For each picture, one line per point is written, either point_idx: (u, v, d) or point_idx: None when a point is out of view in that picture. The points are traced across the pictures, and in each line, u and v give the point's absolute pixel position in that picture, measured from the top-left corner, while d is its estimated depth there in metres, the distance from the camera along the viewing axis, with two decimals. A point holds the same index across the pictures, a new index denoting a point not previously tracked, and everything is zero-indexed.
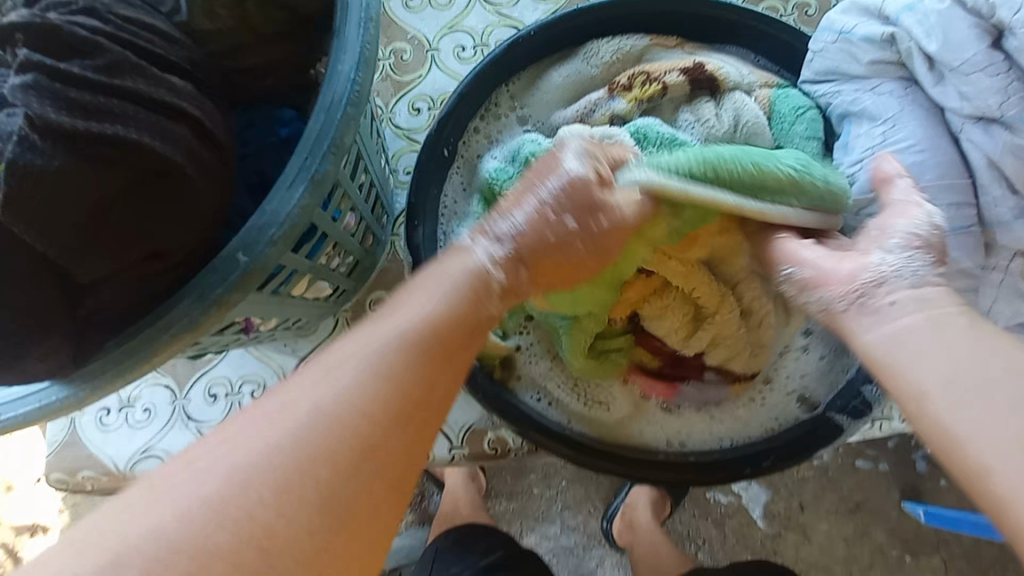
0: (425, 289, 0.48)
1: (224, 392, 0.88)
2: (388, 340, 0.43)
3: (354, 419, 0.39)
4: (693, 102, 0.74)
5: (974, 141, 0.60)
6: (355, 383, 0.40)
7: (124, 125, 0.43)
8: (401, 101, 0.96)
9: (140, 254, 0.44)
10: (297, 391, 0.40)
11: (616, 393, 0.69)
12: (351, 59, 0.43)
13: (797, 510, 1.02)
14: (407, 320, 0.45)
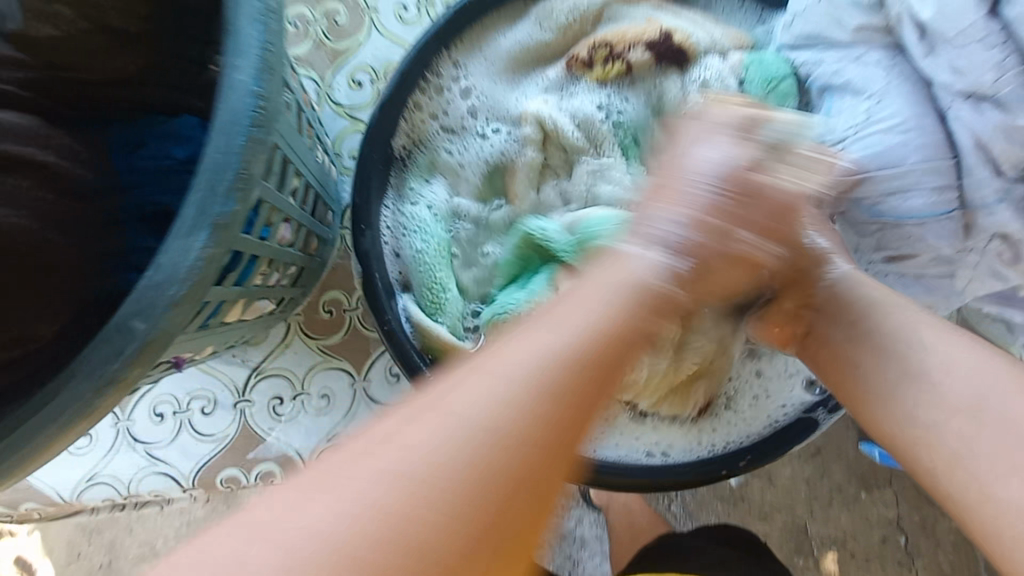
0: (579, 302, 0.43)
1: (171, 410, 0.82)
2: (598, 330, 0.41)
3: (525, 435, 0.36)
4: (660, 77, 0.67)
5: (961, 118, 0.54)
6: (529, 371, 0.38)
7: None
8: (339, 73, 0.85)
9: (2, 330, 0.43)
10: (495, 364, 0.39)
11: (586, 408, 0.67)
12: (248, 63, 0.35)
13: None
14: (546, 336, 0.40)
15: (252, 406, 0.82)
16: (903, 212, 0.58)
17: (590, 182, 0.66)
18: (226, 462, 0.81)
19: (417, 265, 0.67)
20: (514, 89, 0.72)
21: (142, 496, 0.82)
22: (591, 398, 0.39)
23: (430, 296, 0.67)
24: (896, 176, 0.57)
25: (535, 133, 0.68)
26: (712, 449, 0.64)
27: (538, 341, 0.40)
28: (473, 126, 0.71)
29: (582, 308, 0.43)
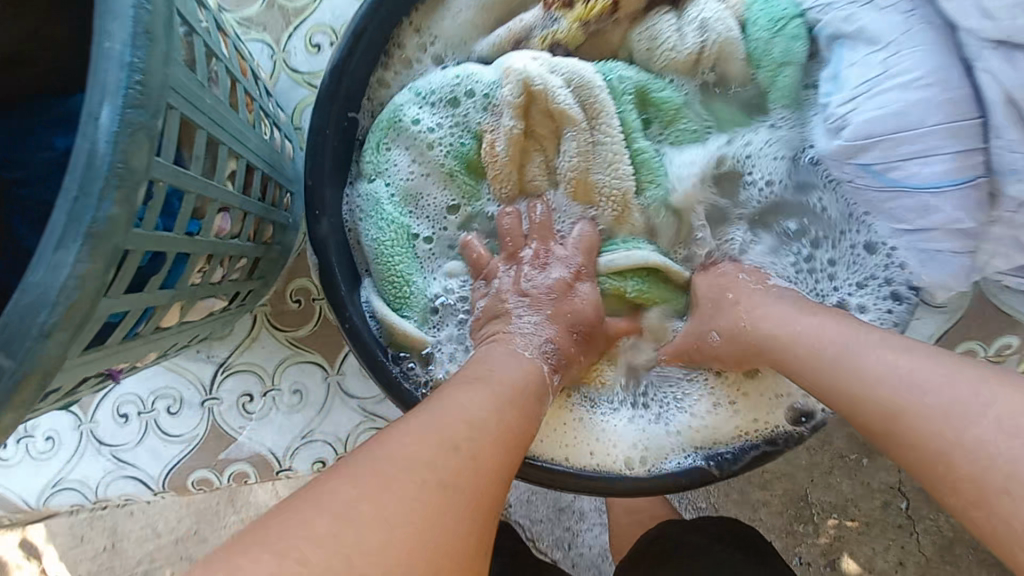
0: (476, 386, 0.51)
1: (136, 411, 0.77)
2: (500, 398, 0.50)
3: (410, 493, 0.40)
4: (647, 18, 0.59)
5: (990, 71, 0.48)
6: (494, 407, 0.49)
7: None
8: (295, 35, 0.77)
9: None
10: (399, 437, 0.44)
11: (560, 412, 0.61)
12: (123, 29, 0.28)
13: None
14: (464, 401, 0.48)
15: (221, 404, 0.77)
16: (915, 181, 0.52)
17: (580, 160, 0.59)
18: (197, 464, 0.77)
19: (379, 253, 0.61)
20: (481, 44, 0.63)
21: (113, 500, 0.79)
22: (529, 425, 0.51)
23: (391, 289, 0.61)
24: (913, 139, 0.50)
25: (514, 97, 0.58)
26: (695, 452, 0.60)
27: (474, 402, 0.49)
28: (448, 89, 0.59)
29: (511, 367, 0.54)
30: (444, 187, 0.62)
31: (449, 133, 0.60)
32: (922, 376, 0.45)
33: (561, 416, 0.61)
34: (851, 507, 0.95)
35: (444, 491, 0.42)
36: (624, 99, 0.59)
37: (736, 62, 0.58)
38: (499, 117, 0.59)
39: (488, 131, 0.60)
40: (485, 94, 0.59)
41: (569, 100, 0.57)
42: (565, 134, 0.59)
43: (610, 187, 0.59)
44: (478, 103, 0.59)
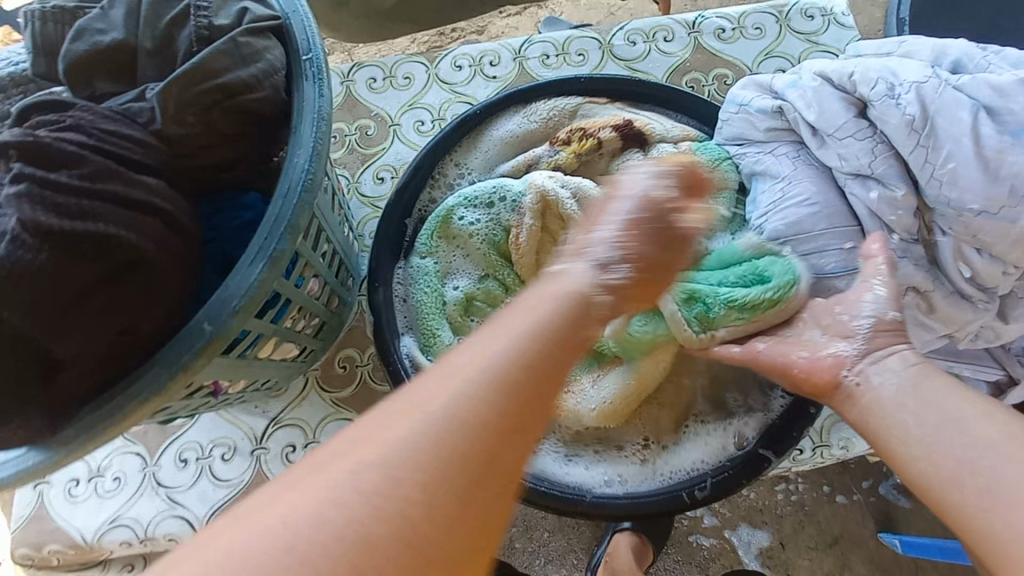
0: (495, 333, 0.43)
1: (195, 456, 0.90)
2: (539, 330, 0.44)
3: (434, 449, 0.36)
4: (623, 154, 0.83)
5: (856, 194, 0.68)
6: (520, 344, 0.42)
7: (104, 222, 0.43)
8: (366, 171, 1.05)
9: (117, 327, 0.44)
10: (409, 406, 0.38)
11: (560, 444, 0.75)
12: (306, 150, 0.50)
13: (779, 547, 1.08)
14: (485, 356, 0.41)
15: (268, 453, 0.90)
16: (819, 270, 0.69)
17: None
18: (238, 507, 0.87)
19: (423, 310, 0.79)
20: (501, 168, 0.86)
21: (156, 541, 0.88)
22: (560, 360, 0.43)
23: (424, 337, 0.78)
24: (810, 240, 0.70)
25: (534, 204, 0.77)
26: (664, 481, 0.71)
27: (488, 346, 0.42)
28: (496, 201, 0.79)
29: (529, 317, 0.45)
30: (470, 274, 0.82)
31: (488, 223, 0.79)
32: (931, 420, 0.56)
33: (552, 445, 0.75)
34: None
35: (465, 453, 0.36)
36: (620, 211, 0.79)
37: None
38: (523, 216, 0.77)
39: (515, 225, 0.78)
40: (513, 199, 0.79)
41: (563, 197, 0.76)
42: (571, 231, 0.76)
43: None
44: (508, 207, 0.79)
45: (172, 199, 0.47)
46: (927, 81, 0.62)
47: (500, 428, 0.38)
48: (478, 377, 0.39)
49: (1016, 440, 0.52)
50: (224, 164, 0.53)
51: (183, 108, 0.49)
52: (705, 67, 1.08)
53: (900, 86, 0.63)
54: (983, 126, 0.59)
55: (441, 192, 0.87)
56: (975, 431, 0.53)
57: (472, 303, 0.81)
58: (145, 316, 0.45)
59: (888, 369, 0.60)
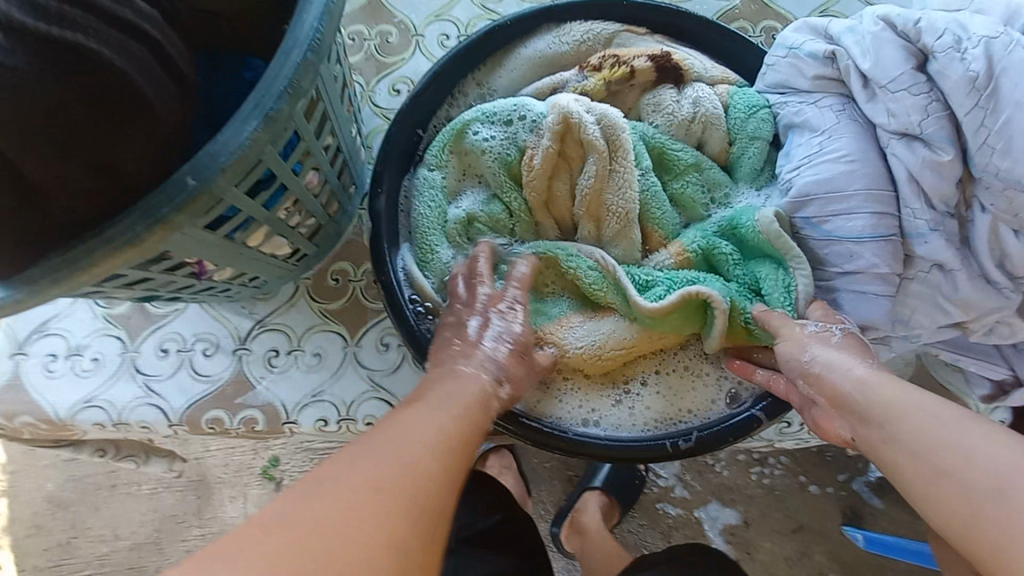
0: (429, 402, 0.57)
1: (176, 347, 0.88)
2: (461, 405, 0.58)
3: (374, 486, 0.47)
4: (656, 89, 0.77)
5: (897, 156, 0.63)
6: (440, 415, 0.56)
7: (84, 34, 0.37)
8: (382, 81, 0.99)
9: (92, 161, 0.40)
10: (361, 455, 0.50)
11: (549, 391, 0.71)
12: (317, 8, 0.45)
13: (743, 526, 1.08)
14: (433, 416, 0.56)
15: (250, 354, 0.88)
16: (844, 232, 0.66)
17: (595, 184, 0.71)
18: (215, 404, 0.86)
19: (426, 226, 0.76)
20: (524, 89, 0.81)
21: (129, 426, 0.87)
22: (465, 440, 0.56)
23: (421, 253, 0.75)
24: (841, 200, 0.66)
25: (555, 124, 0.71)
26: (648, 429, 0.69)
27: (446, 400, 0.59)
28: (517, 123, 0.74)
29: (448, 392, 0.59)
30: (476, 195, 0.78)
31: (504, 142, 0.75)
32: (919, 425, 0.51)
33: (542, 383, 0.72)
34: None
35: (404, 494, 0.48)
36: (644, 148, 0.74)
37: (718, 132, 0.75)
38: (541, 137, 0.73)
39: (530, 147, 0.74)
40: (533, 118, 0.74)
41: (585, 121, 0.71)
42: (589, 159, 0.71)
43: (618, 206, 0.71)
44: (527, 127, 0.74)
45: (166, 32, 0.42)
46: (998, 37, 0.57)
47: (433, 471, 0.51)
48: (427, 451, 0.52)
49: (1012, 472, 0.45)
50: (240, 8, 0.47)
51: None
52: (754, 18, 1.01)
53: (967, 41, 0.58)
54: None
55: (458, 107, 0.81)
56: (960, 484, 0.46)
57: (473, 225, 0.77)
58: (121, 154, 0.41)
59: (864, 402, 0.55)
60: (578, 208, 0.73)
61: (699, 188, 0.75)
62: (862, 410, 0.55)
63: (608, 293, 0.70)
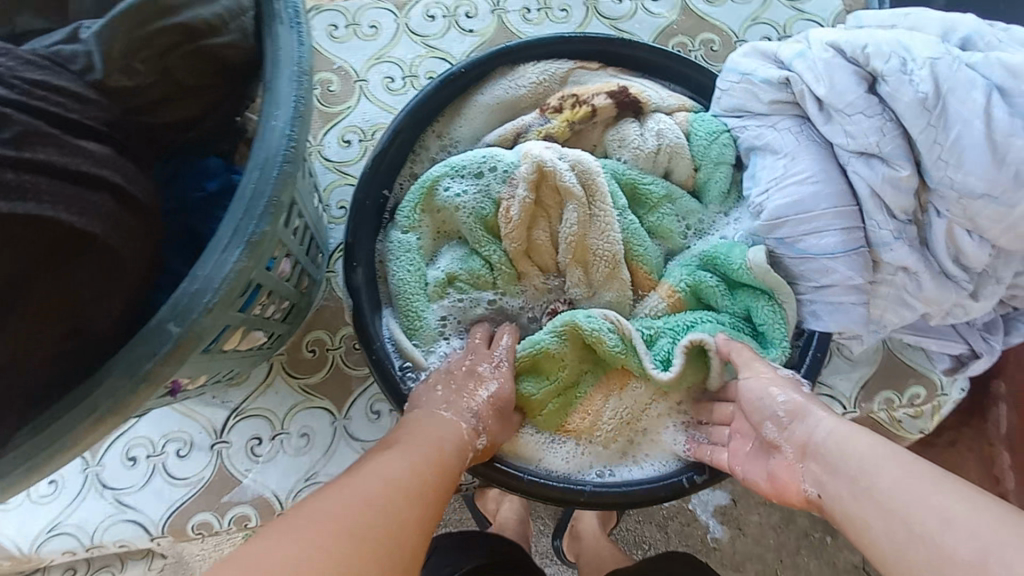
0: (408, 449, 0.57)
1: (145, 453, 0.81)
2: (437, 453, 0.58)
3: (345, 530, 0.46)
4: (618, 123, 0.77)
5: (858, 173, 0.66)
6: (419, 463, 0.56)
7: (39, 201, 0.40)
8: (330, 133, 0.94)
9: (65, 328, 0.41)
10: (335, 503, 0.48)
11: (560, 448, 0.71)
12: (285, 111, 0.42)
13: (733, 503, 1.06)
14: (409, 463, 0.55)
15: (230, 447, 0.82)
16: (818, 250, 0.69)
17: (578, 230, 0.71)
18: (200, 506, 0.80)
19: (409, 292, 0.72)
20: (488, 136, 0.79)
21: (104, 548, 0.81)
22: (439, 487, 0.56)
23: (407, 321, 0.72)
24: (810, 220, 0.68)
25: (529, 174, 0.71)
26: (658, 470, 0.70)
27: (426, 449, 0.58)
28: (489, 177, 0.72)
29: (426, 437, 0.60)
30: (454, 252, 0.75)
31: (479, 195, 0.72)
32: (882, 472, 0.49)
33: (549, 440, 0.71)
34: None
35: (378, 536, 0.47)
36: (617, 187, 0.74)
37: (684, 160, 0.76)
38: (515, 188, 0.72)
39: (505, 198, 0.72)
40: (505, 169, 0.72)
41: (563, 170, 0.71)
42: (568, 206, 0.72)
43: (604, 250, 0.72)
44: (499, 177, 0.72)
45: (127, 171, 0.45)
46: (941, 58, 0.61)
47: (406, 516, 0.50)
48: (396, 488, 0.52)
49: (992, 542, 0.41)
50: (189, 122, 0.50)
51: (133, 54, 0.45)
52: (692, 32, 1.02)
53: (913, 62, 0.62)
54: (996, 108, 0.59)
55: (422, 161, 0.79)
56: (940, 546, 0.43)
57: (454, 284, 0.74)
58: (90, 314, 0.42)
59: (841, 451, 0.53)
60: (564, 257, 0.73)
61: (672, 218, 0.76)
62: (838, 457, 0.53)
63: (629, 357, 0.70)
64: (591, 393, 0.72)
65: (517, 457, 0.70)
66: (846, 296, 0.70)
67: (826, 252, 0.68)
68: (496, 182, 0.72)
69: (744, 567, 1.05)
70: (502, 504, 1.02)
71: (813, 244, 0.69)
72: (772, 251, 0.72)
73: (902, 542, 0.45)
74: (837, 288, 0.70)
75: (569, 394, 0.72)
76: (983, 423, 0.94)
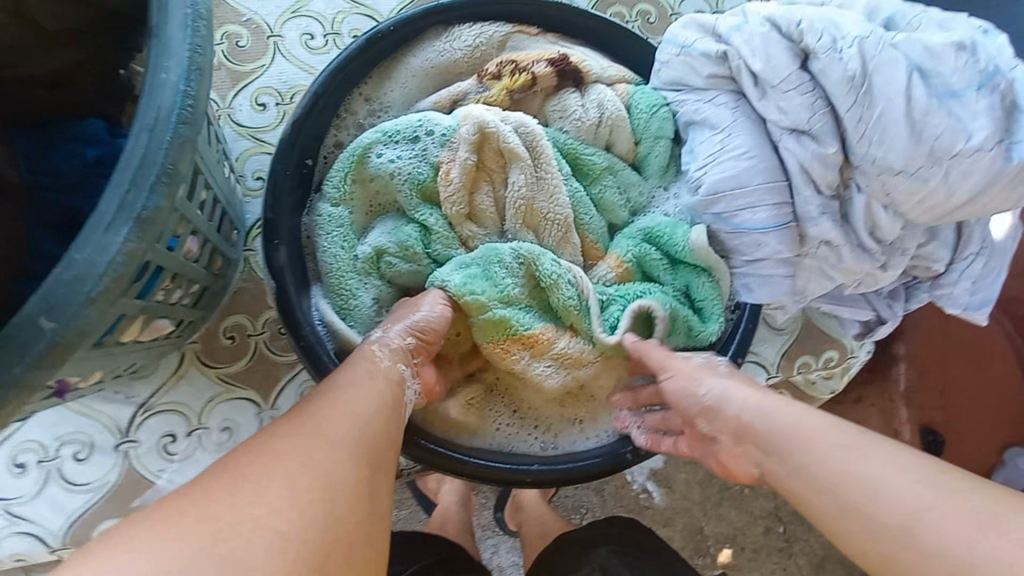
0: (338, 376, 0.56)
1: (36, 459, 0.71)
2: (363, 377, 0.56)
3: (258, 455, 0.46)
4: (558, 94, 0.74)
5: (789, 149, 0.68)
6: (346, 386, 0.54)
7: None
8: (242, 95, 0.84)
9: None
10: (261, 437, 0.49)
11: (505, 427, 0.70)
12: (177, 63, 0.35)
13: (664, 465, 1.10)
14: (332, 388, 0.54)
15: (140, 446, 0.74)
16: (752, 224, 0.70)
17: (526, 192, 0.69)
18: (107, 513, 0.72)
19: (341, 268, 0.67)
20: (422, 102, 0.74)
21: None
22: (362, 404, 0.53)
23: (338, 301, 0.67)
24: (745, 195, 0.69)
25: (470, 136, 0.67)
26: (602, 442, 0.71)
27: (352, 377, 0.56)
28: (424, 147, 0.68)
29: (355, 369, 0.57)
30: (387, 225, 0.69)
31: (415, 164, 0.67)
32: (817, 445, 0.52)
33: (493, 420, 0.70)
34: (740, 535, 1.12)
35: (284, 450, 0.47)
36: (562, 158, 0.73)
37: (624, 133, 0.75)
38: (456, 150, 0.67)
39: (444, 164, 0.67)
40: (443, 132, 0.67)
41: (505, 130, 0.67)
42: (513, 169, 0.69)
43: (553, 214, 0.70)
44: (436, 142, 0.67)
45: None
46: (868, 37, 0.63)
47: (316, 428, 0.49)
48: (337, 423, 0.50)
49: (925, 507, 0.45)
50: (59, 77, 0.48)
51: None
52: (630, 1, 1.00)
53: (843, 40, 0.63)
54: (916, 88, 0.62)
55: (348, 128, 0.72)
56: (879, 516, 0.47)
57: (384, 258, 0.68)
58: None
59: (780, 423, 0.56)
60: (513, 220, 0.70)
61: (615, 190, 0.75)
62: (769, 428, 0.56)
63: (581, 316, 0.68)
64: (534, 328, 0.67)
65: (459, 436, 0.68)
66: (776, 273, 0.73)
67: (755, 215, 0.70)
68: (432, 148, 0.67)
69: (674, 522, 1.11)
70: (442, 483, 1.01)
71: (752, 212, 0.70)
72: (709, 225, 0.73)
73: (844, 512, 0.49)
74: (767, 264, 0.72)
75: (511, 313, 0.66)
76: (886, 381, 1.03)
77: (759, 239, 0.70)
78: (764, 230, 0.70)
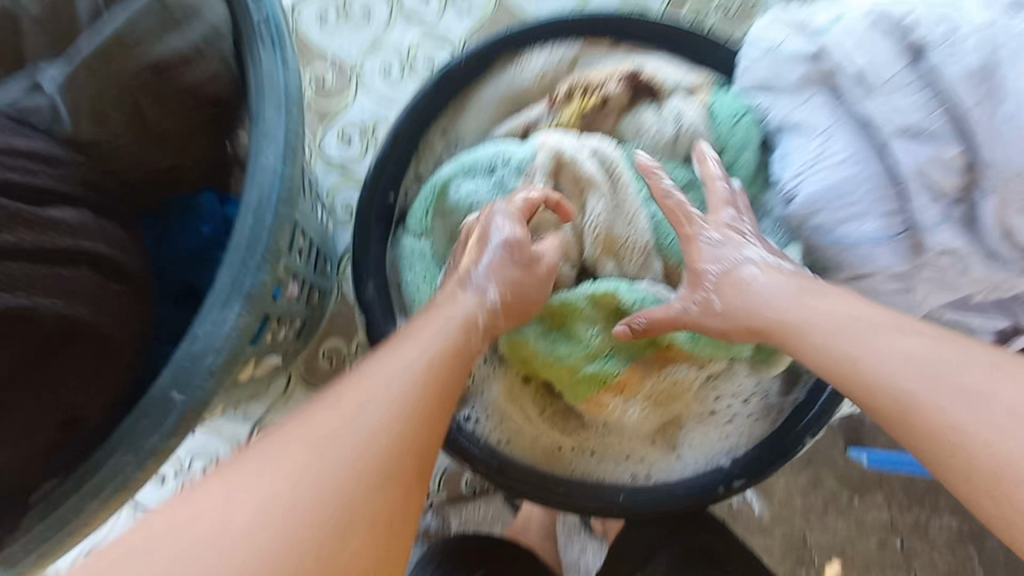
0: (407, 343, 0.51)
1: (172, 471, 0.82)
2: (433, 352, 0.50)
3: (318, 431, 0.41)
4: (632, 110, 0.72)
5: (903, 153, 0.60)
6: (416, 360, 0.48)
7: (28, 291, 0.43)
8: (330, 130, 0.90)
9: (62, 411, 0.45)
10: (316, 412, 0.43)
11: (590, 457, 0.68)
12: (276, 146, 0.39)
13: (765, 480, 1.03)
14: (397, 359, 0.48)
15: None
16: (858, 237, 0.63)
17: (606, 220, 0.67)
18: None
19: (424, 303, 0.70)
20: (496, 131, 0.75)
21: None
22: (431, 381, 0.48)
23: None
24: (848, 206, 0.63)
25: (546, 165, 0.67)
26: (692, 470, 0.68)
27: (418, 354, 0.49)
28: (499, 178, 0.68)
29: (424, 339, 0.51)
30: None
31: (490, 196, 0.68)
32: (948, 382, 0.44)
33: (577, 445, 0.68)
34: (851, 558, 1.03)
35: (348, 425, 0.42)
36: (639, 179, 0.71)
37: (705, 145, 0.71)
38: (532, 179, 0.67)
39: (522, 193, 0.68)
40: (518, 162, 0.68)
41: (582, 156, 0.67)
42: (591, 195, 0.67)
43: (633, 239, 0.67)
44: (513, 170, 0.68)
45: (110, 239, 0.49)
46: (996, 23, 0.55)
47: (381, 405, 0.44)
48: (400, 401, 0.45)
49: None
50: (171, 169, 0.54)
51: (103, 103, 0.49)
52: None
53: (963, 28, 0.56)
54: None
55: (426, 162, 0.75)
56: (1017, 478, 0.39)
57: None
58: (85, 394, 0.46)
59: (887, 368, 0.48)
60: (591, 248, 0.68)
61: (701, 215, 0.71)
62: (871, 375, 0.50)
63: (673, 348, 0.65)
64: (623, 372, 0.63)
65: (541, 460, 0.68)
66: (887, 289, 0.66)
67: (867, 223, 0.62)
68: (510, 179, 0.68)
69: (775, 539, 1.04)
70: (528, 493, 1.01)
71: (865, 222, 0.62)
72: (806, 240, 0.67)
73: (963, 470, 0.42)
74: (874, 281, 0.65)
75: (601, 366, 0.63)
76: None
77: (867, 254, 0.64)
78: (880, 239, 0.63)
